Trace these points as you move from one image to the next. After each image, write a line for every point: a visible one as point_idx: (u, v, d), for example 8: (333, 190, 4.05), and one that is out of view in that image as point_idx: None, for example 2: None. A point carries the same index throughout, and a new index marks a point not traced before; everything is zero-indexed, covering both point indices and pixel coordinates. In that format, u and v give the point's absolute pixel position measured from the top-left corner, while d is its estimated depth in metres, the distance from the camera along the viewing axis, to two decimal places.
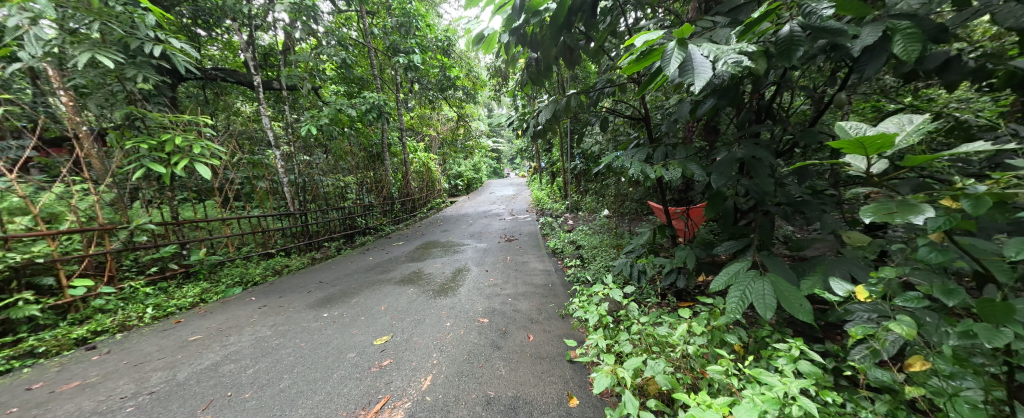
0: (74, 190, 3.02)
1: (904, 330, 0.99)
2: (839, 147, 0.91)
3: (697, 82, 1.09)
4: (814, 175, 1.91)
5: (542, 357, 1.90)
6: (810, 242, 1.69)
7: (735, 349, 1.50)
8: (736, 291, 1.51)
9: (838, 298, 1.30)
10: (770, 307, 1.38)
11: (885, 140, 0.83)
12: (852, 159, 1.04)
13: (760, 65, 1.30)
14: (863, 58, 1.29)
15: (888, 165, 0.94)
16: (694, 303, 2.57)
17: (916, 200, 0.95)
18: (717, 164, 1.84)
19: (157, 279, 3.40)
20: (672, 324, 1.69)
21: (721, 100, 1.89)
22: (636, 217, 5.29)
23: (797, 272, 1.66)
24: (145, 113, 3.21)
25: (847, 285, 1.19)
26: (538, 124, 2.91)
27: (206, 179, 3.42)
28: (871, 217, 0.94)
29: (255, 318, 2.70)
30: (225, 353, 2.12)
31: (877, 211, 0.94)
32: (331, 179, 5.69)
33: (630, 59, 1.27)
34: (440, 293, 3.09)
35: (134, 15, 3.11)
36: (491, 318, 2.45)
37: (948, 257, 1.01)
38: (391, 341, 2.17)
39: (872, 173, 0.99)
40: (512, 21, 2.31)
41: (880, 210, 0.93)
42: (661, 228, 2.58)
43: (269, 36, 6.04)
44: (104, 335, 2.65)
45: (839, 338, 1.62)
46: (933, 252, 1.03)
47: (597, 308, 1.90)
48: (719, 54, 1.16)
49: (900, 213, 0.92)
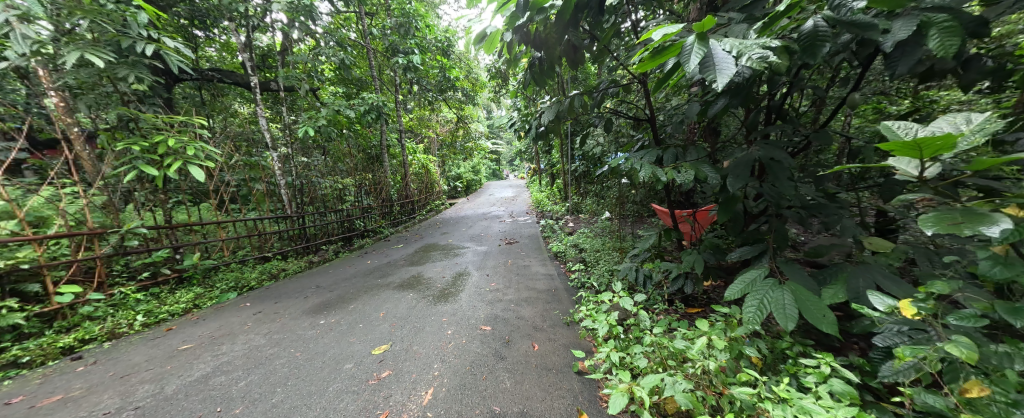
0: (62, 193, 2.93)
1: (964, 353, 0.91)
2: (892, 148, 0.89)
3: (720, 79, 1.02)
4: (831, 180, 1.87)
5: (549, 369, 1.82)
6: (829, 249, 1.61)
7: (754, 363, 1.43)
8: (753, 300, 1.43)
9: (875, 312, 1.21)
10: (790, 317, 1.29)
11: (946, 141, 0.81)
12: (901, 164, 1.03)
13: (783, 61, 1.23)
14: (896, 54, 1.25)
15: (941, 169, 0.94)
16: (702, 310, 2.50)
17: (977, 208, 0.93)
18: (732, 166, 1.76)
19: (149, 285, 3.29)
20: (687, 336, 1.62)
21: (734, 100, 1.81)
22: (638, 220, 5.23)
23: (816, 280, 1.58)
24: (137, 114, 3.13)
25: (890, 300, 1.12)
26: (541, 125, 2.84)
27: (200, 181, 3.33)
28: (933, 228, 0.91)
29: (249, 325, 2.61)
30: (216, 363, 2.03)
31: (940, 221, 0.91)
32: (329, 181, 5.61)
33: (645, 55, 1.20)
34: (441, 298, 3.01)
35: (126, 13, 3.02)
36: (494, 326, 2.37)
37: (1017, 272, 0.93)
38: (389, 351, 2.08)
39: (924, 177, 0.98)
40: (516, 19, 2.24)
41: (944, 220, 0.91)
42: (669, 232, 2.51)
43: (267, 37, 5.97)
44: (92, 343, 2.55)
45: (860, 350, 1.55)
46: (998, 267, 0.97)
47: (606, 317, 1.83)
48: (743, 48, 1.09)
49: (966, 223, 0.88)
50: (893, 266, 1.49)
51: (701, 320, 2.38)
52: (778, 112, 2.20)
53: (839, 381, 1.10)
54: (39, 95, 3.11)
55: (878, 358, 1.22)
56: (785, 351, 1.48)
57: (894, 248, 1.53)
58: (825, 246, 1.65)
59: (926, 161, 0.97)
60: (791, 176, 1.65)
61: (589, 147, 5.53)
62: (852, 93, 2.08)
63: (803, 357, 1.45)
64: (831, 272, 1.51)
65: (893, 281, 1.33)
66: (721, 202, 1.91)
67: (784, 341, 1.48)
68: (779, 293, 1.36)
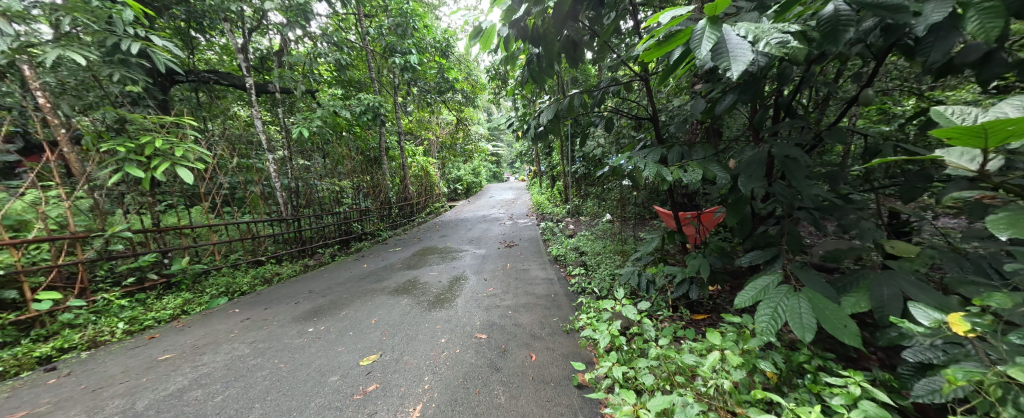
0: (42, 196, 2.83)
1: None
2: (949, 136, 0.80)
3: (735, 67, 0.91)
4: (845, 180, 1.76)
5: (547, 382, 1.71)
6: (846, 253, 1.51)
7: (769, 379, 1.32)
8: (765, 308, 1.34)
9: (921, 329, 1.08)
10: (807, 327, 1.20)
11: (1019, 127, 0.73)
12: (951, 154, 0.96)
13: (807, 42, 1.13)
14: (930, 39, 1.18)
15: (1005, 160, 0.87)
16: (708, 316, 2.39)
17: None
18: (744, 165, 1.64)
19: (135, 291, 3.19)
20: (696, 348, 1.51)
21: (742, 96, 1.72)
22: (640, 222, 5.13)
23: (834, 287, 1.45)
24: (124, 113, 3.04)
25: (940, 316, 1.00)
26: (539, 125, 2.75)
27: (189, 183, 3.24)
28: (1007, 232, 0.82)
29: (235, 333, 2.51)
30: (194, 376, 1.92)
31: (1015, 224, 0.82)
32: (326, 183, 5.53)
33: (651, 43, 1.11)
34: (435, 304, 2.90)
35: (111, 10, 2.95)
36: (490, 334, 2.26)
37: None
38: (378, 362, 1.97)
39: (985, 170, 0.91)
40: (512, 13, 2.14)
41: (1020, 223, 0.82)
42: (673, 234, 2.40)
43: (262, 38, 5.89)
44: (71, 353, 2.45)
45: (884, 363, 1.44)
46: None
47: (607, 326, 1.71)
48: (761, 33, 0.99)
49: None
50: (919, 272, 1.37)
51: (708, 327, 2.28)
52: (787, 109, 2.08)
53: (872, 404, 1.00)
54: (25, 96, 3.03)
55: (907, 375, 1.16)
56: (802, 365, 1.36)
57: (919, 253, 1.43)
58: (842, 250, 1.54)
59: (988, 153, 0.89)
60: (807, 174, 1.52)
61: (590, 148, 5.42)
62: (864, 90, 1.98)
63: (822, 372, 1.34)
64: (852, 279, 1.40)
65: (921, 290, 1.21)
66: (729, 204, 1.78)
67: (802, 354, 1.38)
68: (794, 300, 1.27)
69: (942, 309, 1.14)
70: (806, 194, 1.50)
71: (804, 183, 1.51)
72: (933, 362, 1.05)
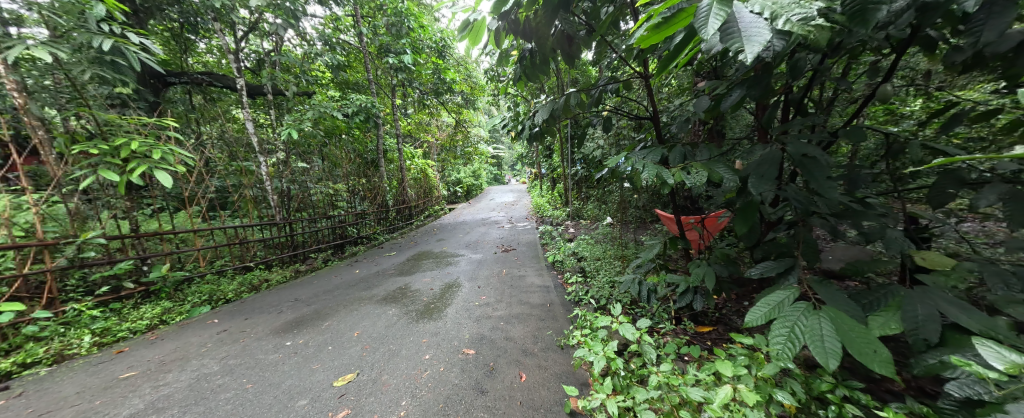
0: (8, 200, 2.69)
1: None
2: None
3: (749, 48, 0.75)
4: (866, 182, 1.57)
5: (535, 408, 1.55)
6: (870, 265, 1.32)
7: (787, 411, 1.16)
8: (780, 327, 1.18)
9: (991, 373, 0.86)
10: (830, 352, 1.03)
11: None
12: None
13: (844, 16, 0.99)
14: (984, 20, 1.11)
15: None
16: (713, 329, 2.23)
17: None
18: (754, 164, 1.41)
19: (110, 300, 3.06)
20: (703, 374, 1.35)
21: (750, 91, 1.55)
22: (641, 226, 4.97)
23: (859, 304, 1.27)
24: (100, 115, 2.91)
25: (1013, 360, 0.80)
26: (534, 125, 2.60)
27: (166, 187, 3.07)
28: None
29: (208, 346, 2.37)
30: (152, 398, 1.81)
31: None
32: (321, 186, 5.28)
33: (648, 25, 0.96)
34: (424, 314, 2.73)
35: (83, 6, 2.84)
36: (478, 350, 2.09)
37: None
38: (354, 382, 1.83)
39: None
40: (502, 3, 1.98)
41: None
42: (675, 242, 2.24)
43: (255, 39, 5.76)
44: (33, 368, 2.31)
45: (916, 393, 1.27)
46: None
47: (603, 346, 1.55)
48: (779, 9, 0.82)
49: None
50: (956, 289, 1.19)
51: (714, 342, 2.11)
52: (798, 106, 1.89)
53: None
54: None
55: (948, 410, 0.99)
56: (825, 395, 1.20)
57: (954, 265, 1.24)
58: (865, 260, 1.36)
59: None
60: (828, 174, 1.30)
61: (590, 150, 5.26)
62: (883, 84, 1.79)
63: (847, 403, 1.18)
64: (878, 295, 1.21)
65: (963, 309, 1.03)
66: (738, 209, 1.59)
67: (823, 382, 1.22)
68: (815, 320, 1.10)
69: (995, 333, 0.95)
70: (828, 197, 1.28)
71: (826, 183, 1.28)
72: (983, 398, 0.89)
